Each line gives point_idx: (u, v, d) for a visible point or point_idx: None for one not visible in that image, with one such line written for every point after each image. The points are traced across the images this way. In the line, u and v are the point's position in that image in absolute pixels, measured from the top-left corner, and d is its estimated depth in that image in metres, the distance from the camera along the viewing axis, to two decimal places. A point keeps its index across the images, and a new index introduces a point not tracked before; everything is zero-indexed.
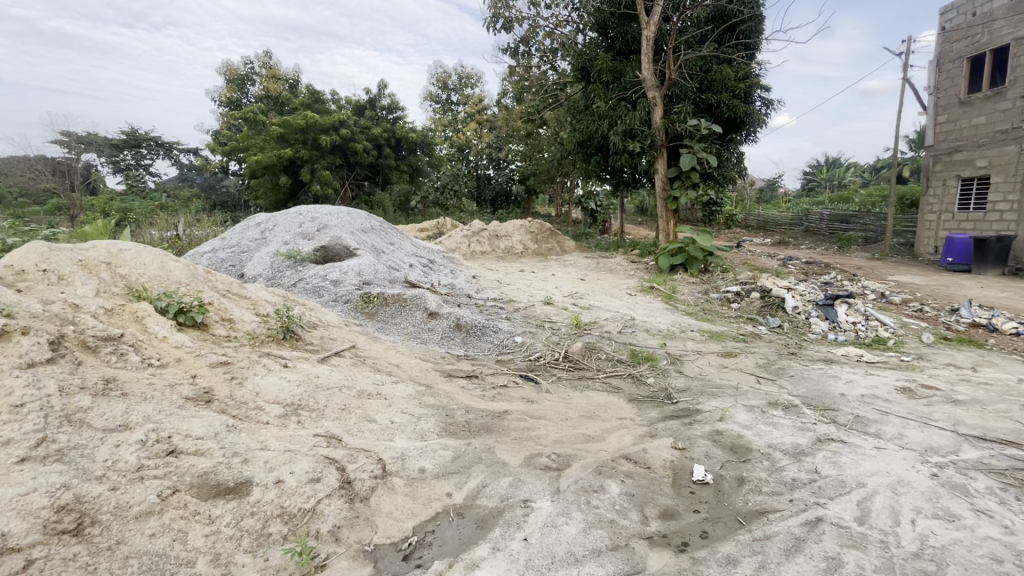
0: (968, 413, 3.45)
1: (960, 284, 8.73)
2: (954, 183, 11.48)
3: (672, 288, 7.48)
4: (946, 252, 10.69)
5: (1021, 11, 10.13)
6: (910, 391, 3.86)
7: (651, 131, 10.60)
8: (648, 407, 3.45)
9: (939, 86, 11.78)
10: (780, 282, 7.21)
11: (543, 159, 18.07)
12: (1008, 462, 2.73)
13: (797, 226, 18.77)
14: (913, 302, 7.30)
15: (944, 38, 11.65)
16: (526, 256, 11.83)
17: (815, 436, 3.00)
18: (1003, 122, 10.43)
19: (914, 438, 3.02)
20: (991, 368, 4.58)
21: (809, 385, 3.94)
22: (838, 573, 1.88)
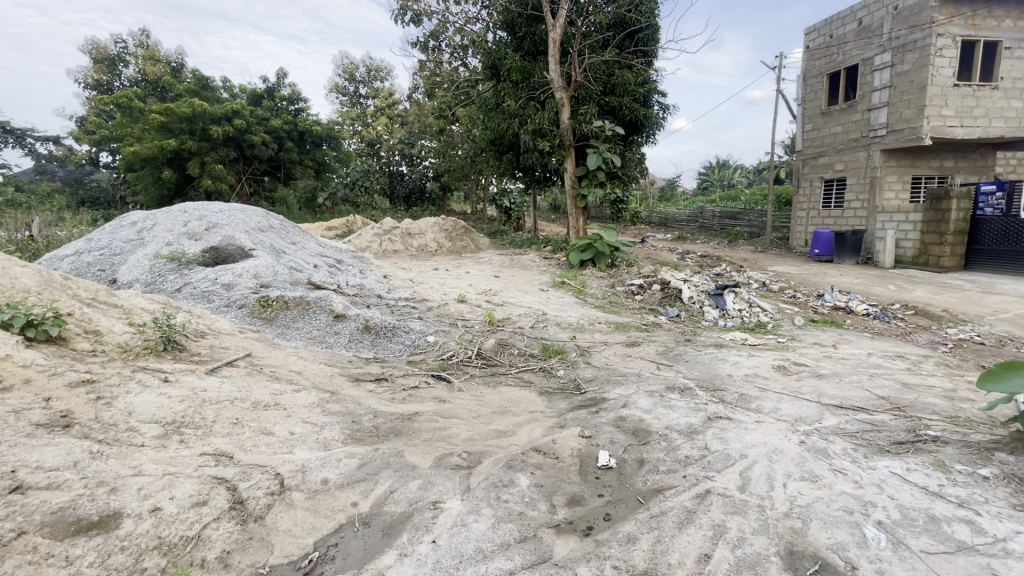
0: (829, 385, 3.96)
1: (824, 273, 9.98)
2: (819, 184, 13.08)
3: (582, 282, 7.78)
4: (814, 245, 12.23)
5: (867, 36, 11.73)
6: (785, 368, 4.35)
7: (560, 131, 10.92)
8: (558, 399, 3.56)
9: (806, 98, 13.41)
10: (678, 275, 7.78)
11: (457, 156, 18.02)
12: (859, 425, 3.16)
13: (693, 222, 20.39)
14: (788, 289, 8.21)
15: (809, 56, 13.25)
16: (441, 254, 11.69)
17: (706, 415, 3.28)
18: (854, 131, 12.04)
19: (787, 410, 3.40)
20: (848, 344, 5.28)
21: (701, 368, 4.30)
22: (722, 539, 2.06)
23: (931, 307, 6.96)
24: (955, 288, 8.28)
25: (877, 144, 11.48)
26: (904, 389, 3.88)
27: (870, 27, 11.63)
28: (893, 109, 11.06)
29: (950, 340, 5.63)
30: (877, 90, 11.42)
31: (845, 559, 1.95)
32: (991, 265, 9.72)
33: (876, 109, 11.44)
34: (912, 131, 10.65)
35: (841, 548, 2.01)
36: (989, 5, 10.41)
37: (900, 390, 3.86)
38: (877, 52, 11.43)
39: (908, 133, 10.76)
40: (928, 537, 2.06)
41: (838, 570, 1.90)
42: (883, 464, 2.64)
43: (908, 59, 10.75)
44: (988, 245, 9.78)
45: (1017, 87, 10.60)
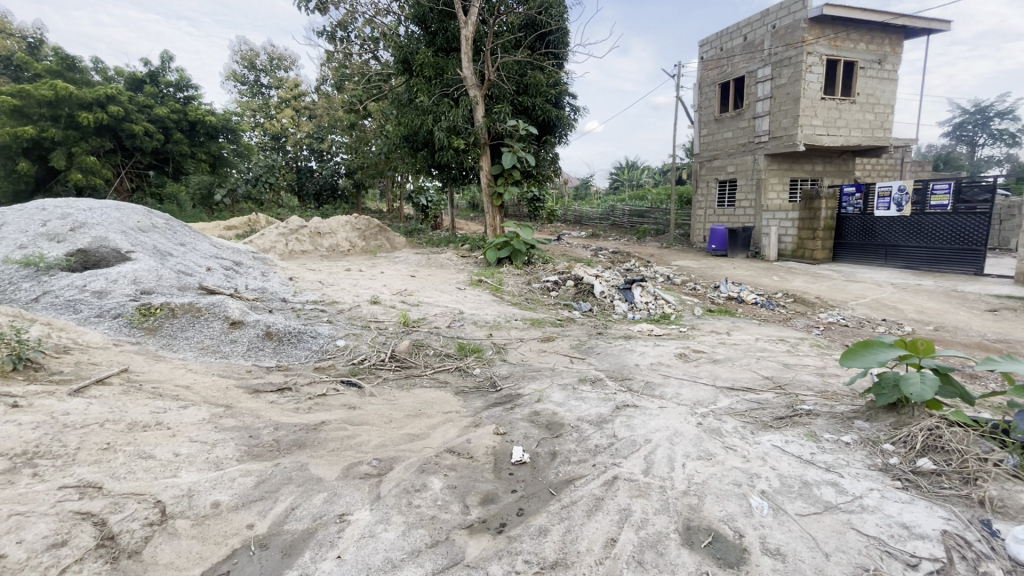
0: (723, 368, 4.33)
1: (720, 266, 10.89)
2: (714, 184, 14.26)
3: (499, 280, 7.85)
4: (711, 241, 13.25)
5: (751, 51, 12.94)
6: (685, 355, 4.69)
7: (474, 129, 10.90)
8: (474, 398, 3.55)
9: (702, 105, 14.58)
10: (590, 270, 8.09)
11: (370, 152, 17.38)
12: (747, 404, 3.48)
13: (606, 220, 21.33)
14: (689, 282, 8.84)
15: (704, 66, 14.41)
16: (353, 254, 11.21)
17: (614, 404, 3.43)
18: (742, 137, 13.24)
19: (687, 395, 3.66)
20: (739, 331, 5.80)
21: (611, 359, 4.51)
22: (628, 522, 2.16)
23: (806, 295, 7.84)
24: (825, 278, 9.39)
25: (761, 149, 12.71)
26: (784, 369, 4.33)
27: (754, 43, 12.84)
28: (773, 118, 12.29)
29: (822, 324, 6.38)
30: (760, 100, 12.63)
31: (734, 529, 2.13)
32: (853, 257, 11.14)
33: (760, 117, 12.65)
34: (789, 138, 11.90)
35: (731, 518, 2.19)
36: (848, 30, 11.80)
37: (781, 370, 4.31)
38: (759, 66, 12.63)
39: (786, 139, 12.02)
40: (802, 501, 2.30)
41: (728, 540, 2.07)
42: (767, 438, 2.92)
43: (784, 73, 11.99)
44: (851, 239, 11.18)
45: (870, 103, 12.24)
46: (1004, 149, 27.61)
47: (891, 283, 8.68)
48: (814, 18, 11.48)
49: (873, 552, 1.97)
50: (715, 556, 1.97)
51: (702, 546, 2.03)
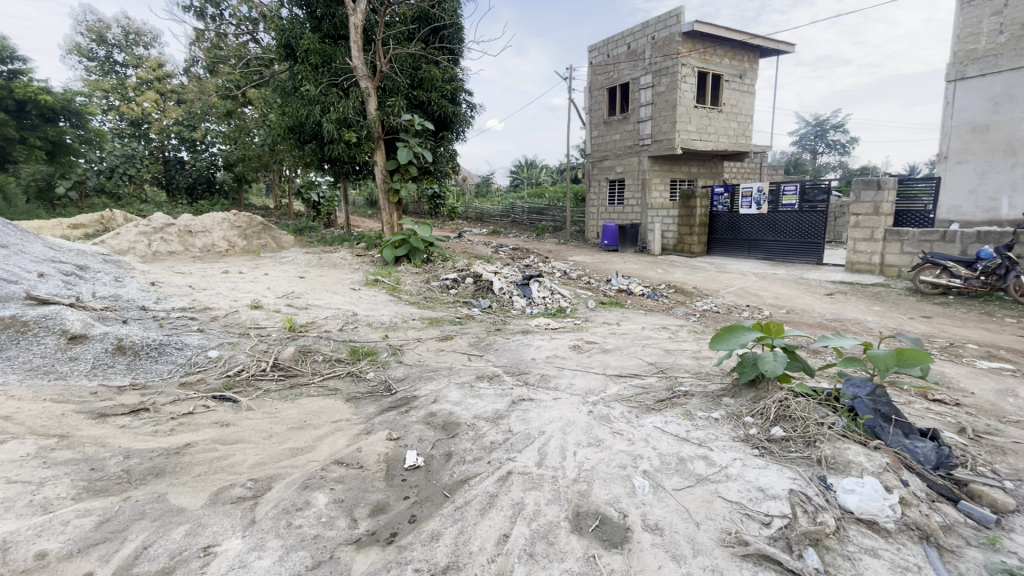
0: (612, 357, 4.58)
1: (611, 261, 11.56)
2: (606, 184, 15.11)
3: (396, 279, 7.60)
4: (603, 237, 14.09)
5: (634, 59, 13.85)
6: (579, 346, 4.90)
7: (366, 123, 10.45)
8: (366, 403, 3.39)
9: (592, 107, 15.36)
10: (489, 267, 8.14)
11: (253, 144, 15.97)
12: (633, 390, 3.71)
13: (507, 218, 21.68)
14: (583, 277, 9.26)
15: (593, 71, 15.19)
16: (233, 254, 10.20)
17: (511, 400, 3.47)
18: (629, 139, 14.16)
19: (579, 385, 3.82)
20: (627, 321, 6.18)
21: (509, 355, 4.57)
22: (521, 516, 2.18)
23: (685, 286, 8.59)
24: (701, 270, 10.36)
25: (645, 151, 13.68)
26: (665, 354, 4.70)
27: (636, 52, 13.77)
28: (655, 123, 13.28)
29: (698, 311, 7.03)
30: (643, 106, 13.59)
31: (619, 510, 2.24)
32: (723, 250, 12.45)
33: (644, 122, 13.61)
34: (668, 142, 12.94)
35: (616, 500, 2.31)
36: (715, 45, 13.09)
37: (663, 355, 4.67)
38: (641, 73, 13.58)
39: (666, 143, 13.05)
40: (678, 477, 2.49)
41: (614, 521, 2.17)
42: (649, 420, 3.13)
43: (663, 82, 12.99)
44: (721, 235, 12.47)
45: (733, 112, 13.72)
46: (837, 157, 32.62)
47: (753, 273, 9.82)
48: (687, 33, 12.58)
49: (735, 516, 2.19)
50: (602, 539, 2.06)
51: (590, 530, 2.11)
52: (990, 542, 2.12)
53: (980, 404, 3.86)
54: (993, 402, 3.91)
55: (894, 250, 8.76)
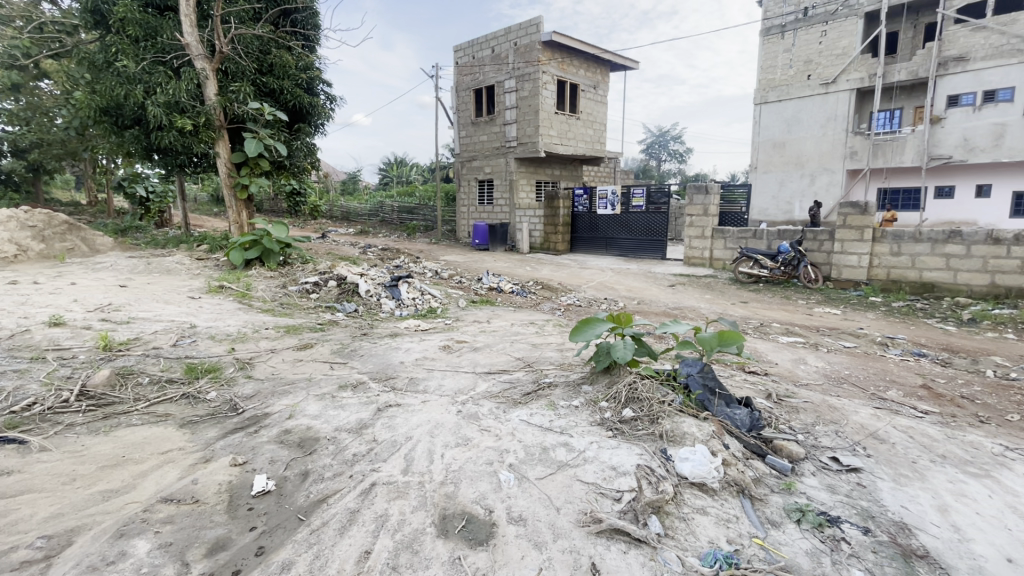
0: (481, 355, 4.64)
1: (482, 259, 11.77)
2: (475, 184, 15.33)
3: (247, 284, 6.84)
4: (474, 237, 14.28)
5: (498, 62, 14.23)
6: (449, 346, 4.88)
7: (204, 108, 9.21)
8: (206, 427, 2.98)
9: (459, 108, 15.46)
10: (354, 269, 7.73)
11: (53, 126, 13.23)
12: (500, 386, 3.80)
13: (375, 217, 20.90)
14: (455, 276, 9.29)
15: (459, 71, 15.28)
16: (26, 261, 8.18)
17: (376, 407, 3.32)
18: (496, 141, 14.51)
19: (448, 385, 3.80)
20: (497, 318, 6.32)
21: (375, 360, 4.38)
22: (384, 528, 2.09)
23: (550, 282, 9.06)
24: (565, 266, 11.03)
25: (511, 153, 14.13)
26: (532, 349, 4.89)
27: (500, 56, 14.17)
28: (519, 126, 13.79)
29: (563, 306, 7.45)
30: (508, 109, 14.03)
31: (485, 506, 2.27)
32: (584, 248, 13.39)
33: (509, 125, 14.05)
34: (532, 144, 13.52)
35: (482, 498, 2.33)
36: (571, 56, 13.99)
37: (530, 350, 4.86)
38: (506, 77, 14.00)
39: (530, 146, 13.63)
40: (542, 467, 2.59)
41: (480, 519, 2.19)
42: (515, 414, 3.22)
43: (526, 87, 13.53)
44: (582, 234, 13.40)
45: (589, 120, 14.84)
46: (676, 165, 37.15)
47: (610, 268, 10.72)
48: (546, 42, 13.25)
49: (591, 496, 2.34)
50: (468, 539, 2.07)
51: (456, 532, 2.10)
52: (788, 487, 2.59)
53: (781, 372, 4.67)
54: (790, 370, 4.75)
55: (719, 246, 10.21)
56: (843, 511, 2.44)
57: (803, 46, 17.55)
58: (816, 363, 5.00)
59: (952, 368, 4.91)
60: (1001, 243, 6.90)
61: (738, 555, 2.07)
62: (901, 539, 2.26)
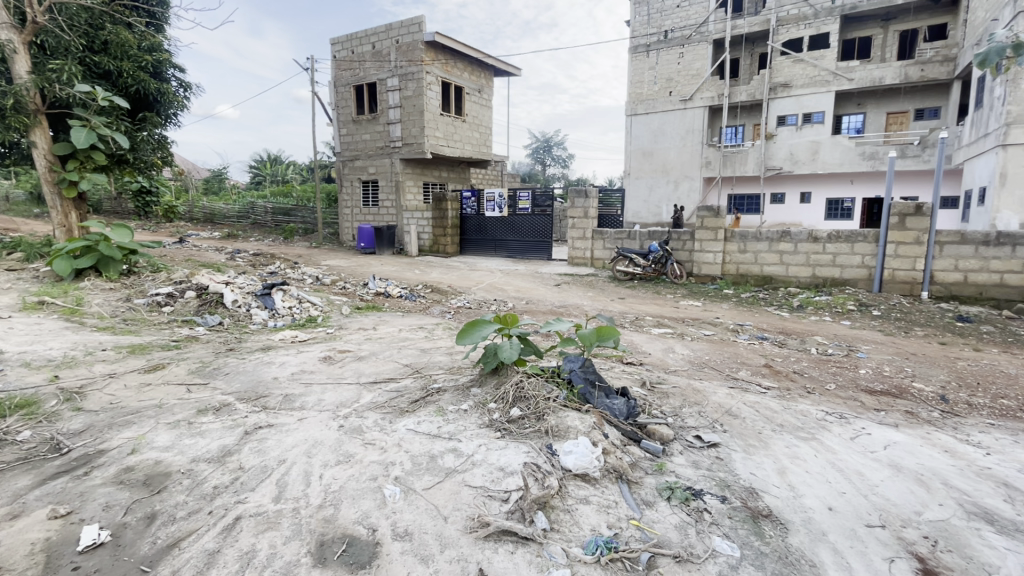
0: (366, 364, 4.41)
1: (368, 263, 11.27)
2: (358, 184, 14.66)
3: (77, 298, 5.79)
4: (359, 240, 13.62)
5: (380, 59, 13.75)
6: (330, 357, 4.57)
7: (12, 88, 7.59)
8: (15, 476, 2.44)
9: (338, 104, 14.67)
10: (218, 277, 6.92)
11: None
12: (386, 395, 3.64)
13: (246, 219, 19.04)
14: (338, 281, 8.77)
15: (337, 65, 14.51)
16: None
17: (242, 431, 2.98)
18: (380, 140, 13.99)
19: (329, 399, 3.54)
20: (384, 325, 6.08)
21: (244, 378, 3.94)
22: (250, 567, 1.89)
23: (440, 285, 8.94)
24: (455, 269, 10.98)
25: (396, 153, 13.73)
26: (420, 354, 4.77)
27: (381, 53, 13.70)
28: (404, 126, 13.44)
29: (452, 309, 7.39)
30: (391, 108, 13.61)
31: (368, 526, 2.15)
32: (474, 250, 13.46)
33: (393, 124, 13.64)
34: (418, 145, 13.27)
35: (364, 517, 2.21)
36: (455, 58, 13.98)
37: (418, 355, 4.74)
38: (388, 75, 13.58)
39: (416, 147, 13.36)
40: (429, 476, 2.52)
41: (362, 540, 2.08)
42: (402, 424, 3.10)
43: (409, 86, 13.23)
44: (471, 236, 13.45)
45: (474, 123, 14.99)
46: (560, 170, 38.96)
47: (499, 269, 10.89)
48: (429, 42, 13.07)
49: (478, 500, 2.33)
50: (348, 564, 1.95)
51: (335, 558, 1.97)
52: (659, 468, 2.80)
53: (654, 362, 5.08)
54: (661, 359, 5.19)
55: (599, 246, 10.88)
56: (705, 484, 2.71)
57: (665, 65, 19.45)
58: (682, 351, 5.53)
59: (787, 349, 5.75)
60: (819, 241, 8.24)
61: (617, 539, 2.19)
62: (751, 502, 2.57)
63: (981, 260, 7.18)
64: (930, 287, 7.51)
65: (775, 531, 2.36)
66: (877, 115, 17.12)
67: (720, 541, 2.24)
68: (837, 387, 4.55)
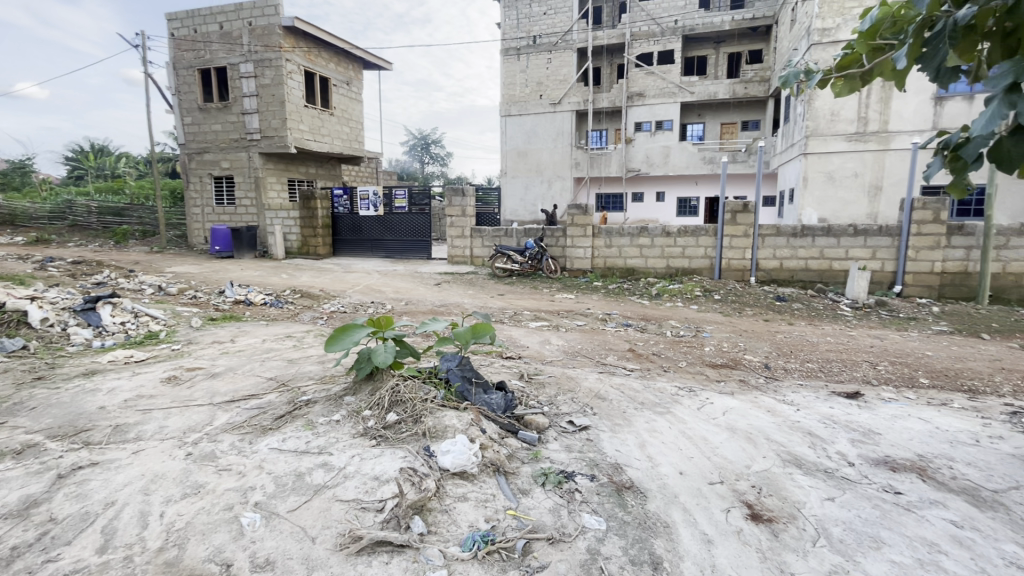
0: (221, 382, 3.95)
1: (224, 269, 10.12)
2: (209, 180, 13.07)
3: None
4: (213, 242, 12.16)
5: (229, 41, 12.38)
6: (175, 377, 4.01)
7: None
8: None
9: (179, 89, 12.91)
10: (20, 291, 5.68)
11: None
12: (247, 414, 3.29)
13: (60, 220, 15.92)
14: (187, 290, 7.74)
15: (175, 45, 12.76)
16: None
17: (55, 475, 2.48)
18: (233, 132, 12.62)
19: (173, 425, 3.10)
20: (244, 336, 5.50)
21: (58, 411, 3.29)
22: None
23: (311, 289, 8.34)
24: (327, 271, 10.34)
25: (254, 147, 12.49)
26: (287, 365, 4.40)
27: (230, 34, 12.33)
28: (262, 117, 12.27)
29: (325, 314, 6.93)
30: (246, 96, 12.33)
31: (221, 562, 1.94)
32: (348, 251, 12.79)
33: (249, 114, 12.36)
34: (280, 139, 12.21)
35: (217, 552, 1.98)
36: (318, 47, 13.10)
37: (285, 367, 4.37)
38: (240, 60, 12.28)
39: (277, 140, 12.28)
40: (295, 497, 2.33)
41: None
42: (264, 444, 2.82)
43: (266, 74, 12.11)
44: (344, 236, 12.76)
45: (343, 117, 14.23)
46: (439, 167, 38.62)
47: (376, 271, 10.48)
48: (287, 27, 12.09)
49: (350, 514, 2.21)
50: None
51: None
52: (535, 456, 2.92)
53: (532, 354, 5.28)
54: (538, 351, 5.41)
55: (478, 244, 11.01)
56: (576, 466, 2.88)
57: (535, 69, 20.26)
58: (558, 342, 5.82)
59: (647, 333, 6.36)
60: (671, 236, 9.22)
61: (494, 531, 2.23)
62: (616, 476, 2.79)
63: (792, 249, 8.62)
64: (757, 273, 8.83)
65: (635, 500, 2.59)
66: (713, 125, 19.65)
67: (589, 517, 2.40)
68: (687, 364, 5.16)
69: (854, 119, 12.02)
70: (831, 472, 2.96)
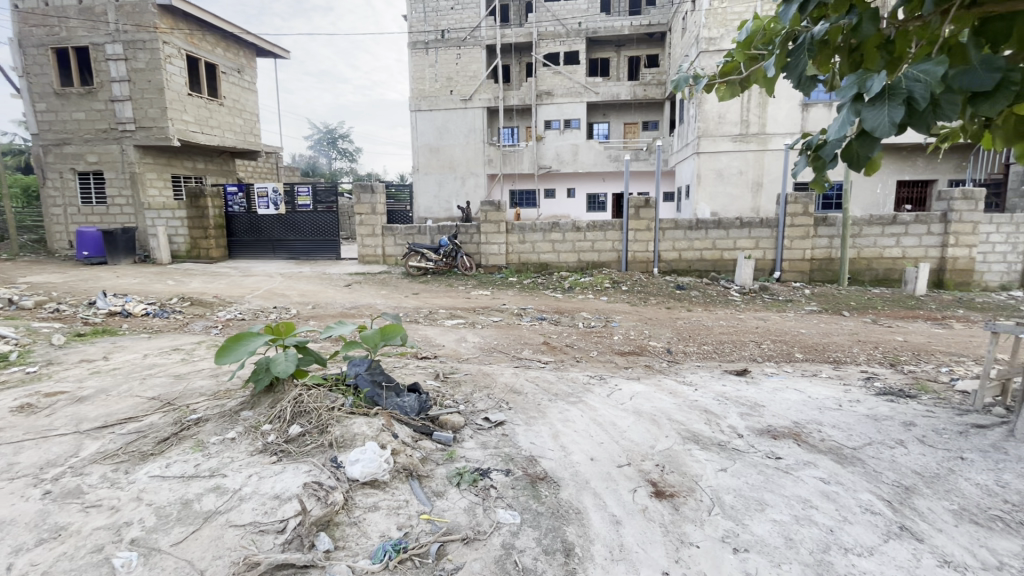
0: (91, 406, 3.47)
1: (96, 277, 8.92)
2: (72, 176, 11.43)
3: None
4: (80, 247, 10.63)
5: (91, 18, 10.88)
6: (29, 405, 3.45)
7: None
8: None
9: (28, 70, 11.15)
10: None
11: None
12: (123, 439, 2.92)
13: None
14: (46, 303, 6.72)
15: (20, 18, 10.99)
16: None
17: None
18: (101, 121, 11.13)
19: (27, 461, 2.67)
20: (120, 352, 4.88)
21: None
22: None
23: (203, 297, 7.61)
24: (222, 276, 9.48)
25: (128, 138, 11.11)
26: (174, 382, 3.97)
27: (92, 10, 10.84)
28: (136, 105, 10.94)
29: (220, 323, 6.35)
30: (115, 81, 10.93)
31: None
32: (246, 253, 11.83)
33: (119, 101, 10.96)
34: (160, 130, 10.98)
35: None
36: (201, 29, 11.93)
37: (171, 384, 3.93)
38: (105, 40, 10.84)
39: (156, 131, 11.02)
40: (180, 527, 2.11)
41: None
42: (143, 472, 2.52)
43: (140, 57, 10.81)
44: (241, 237, 11.77)
45: (234, 108, 13.10)
46: (347, 163, 36.94)
47: (278, 273, 9.79)
48: (164, 6, 10.87)
49: (246, 540, 2.04)
50: None
51: None
52: (450, 456, 2.89)
53: (448, 353, 5.22)
54: (453, 349, 5.36)
55: (390, 243, 10.68)
56: (491, 462, 2.88)
57: (443, 64, 20.01)
58: (474, 339, 5.81)
59: (560, 325, 6.55)
60: (581, 231, 9.56)
61: (406, 538, 2.17)
62: (530, 469, 2.84)
63: (689, 241, 9.31)
64: (659, 265, 9.43)
65: (549, 490, 2.65)
66: (617, 124, 20.65)
67: (503, 512, 2.42)
68: (598, 353, 5.38)
69: (738, 121, 13.23)
70: (723, 445, 3.23)
